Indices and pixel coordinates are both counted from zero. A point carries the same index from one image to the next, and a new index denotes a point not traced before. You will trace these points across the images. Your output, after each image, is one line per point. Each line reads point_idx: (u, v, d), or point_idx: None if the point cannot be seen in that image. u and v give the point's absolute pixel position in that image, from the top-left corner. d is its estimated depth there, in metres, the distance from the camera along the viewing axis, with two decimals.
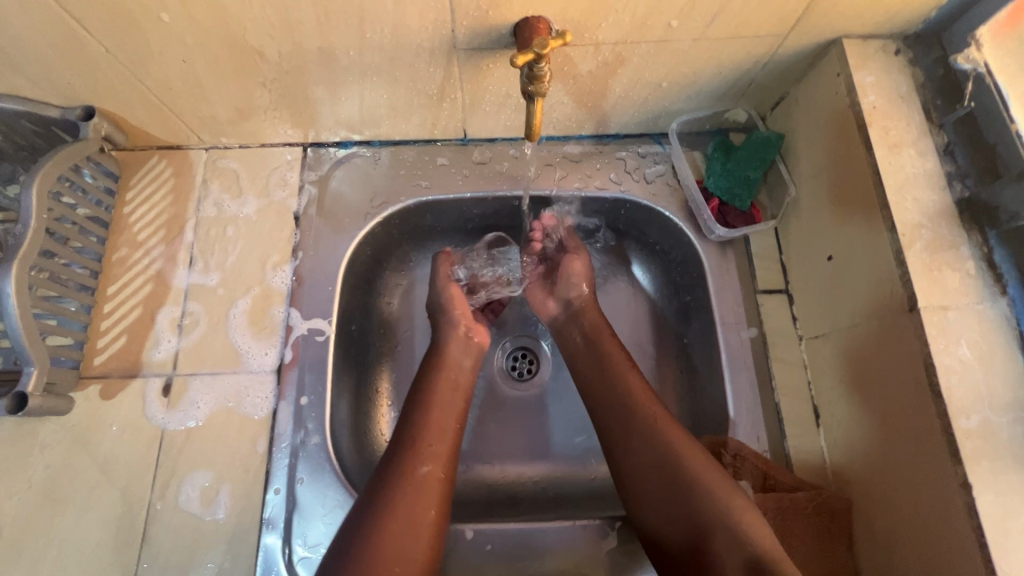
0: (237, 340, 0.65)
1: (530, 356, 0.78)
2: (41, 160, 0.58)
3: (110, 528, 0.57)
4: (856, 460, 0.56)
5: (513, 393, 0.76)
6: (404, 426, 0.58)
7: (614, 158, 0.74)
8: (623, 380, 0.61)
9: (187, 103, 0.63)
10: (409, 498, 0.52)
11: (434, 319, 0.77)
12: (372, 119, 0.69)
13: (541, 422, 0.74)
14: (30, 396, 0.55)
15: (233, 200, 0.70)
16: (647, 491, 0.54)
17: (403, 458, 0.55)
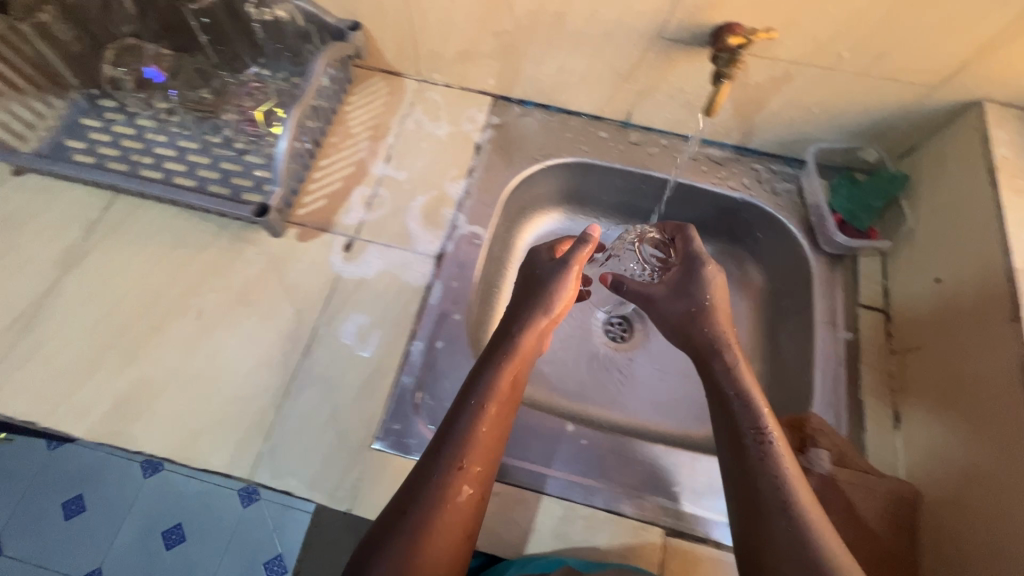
0: (411, 226, 0.77)
1: (625, 325, 0.92)
2: (325, 50, 0.76)
3: (282, 336, 0.69)
4: (932, 455, 0.62)
5: (605, 353, 0.89)
6: (428, 478, 0.52)
7: (748, 167, 0.85)
8: (770, 470, 0.53)
9: (429, 37, 0.80)
10: (446, 524, 0.50)
11: None
12: (560, 86, 0.83)
13: (626, 375, 0.87)
14: (271, 209, 0.70)
15: (431, 122, 0.86)
16: (774, 520, 0.51)
17: (445, 478, 0.52)
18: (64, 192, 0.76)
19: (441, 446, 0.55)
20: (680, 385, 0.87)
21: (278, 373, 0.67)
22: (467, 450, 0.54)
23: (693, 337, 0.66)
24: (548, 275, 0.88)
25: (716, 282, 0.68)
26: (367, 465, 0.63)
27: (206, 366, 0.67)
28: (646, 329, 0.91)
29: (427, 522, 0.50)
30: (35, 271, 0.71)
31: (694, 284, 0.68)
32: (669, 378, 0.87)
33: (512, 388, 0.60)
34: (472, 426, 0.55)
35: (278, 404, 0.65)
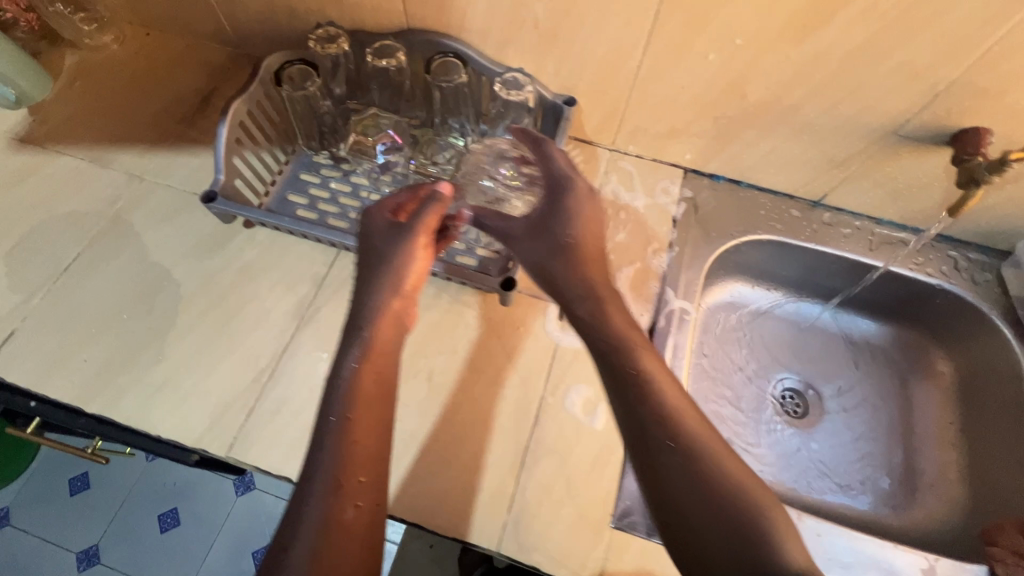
0: (621, 298, 0.79)
1: (800, 398, 0.92)
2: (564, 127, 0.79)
3: (511, 404, 0.71)
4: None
5: (781, 425, 0.90)
6: (290, 503, 0.49)
7: (944, 253, 0.85)
8: (694, 453, 0.49)
9: (641, 115, 0.83)
10: (343, 549, 0.48)
11: (730, 341, 0.94)
12: (761, 166, 0.85)
13: (807, 450, 0.88)
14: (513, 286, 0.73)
15: (628, 192, 0.88)
16: (677, 482, 0.48)
17: (330, 498, 0.49)
18: (293, 247, 0.81)
19: (315, 464, 0.51)
20: (866, 465, 0.86)
21: (511, 443, 0.69)
22: (322, 464, 0.50)
23: (580, 284, 0.62)
24: (725, 350, 0.93)
25: (579, 214, 0.66)
26: (608, 545, 0.64)
27: (443, 430, 0.69)
28: (822, 404, 0.92)
29: (327, 555, 0.47)
30: (274, 325, 0.75)
31: (551, 221, 0.66)
32: (852, 455, 0.87)
33: (380, 384, 0.57)
34: (336, 444, 0.51)
35: (514, 473, 0.67)
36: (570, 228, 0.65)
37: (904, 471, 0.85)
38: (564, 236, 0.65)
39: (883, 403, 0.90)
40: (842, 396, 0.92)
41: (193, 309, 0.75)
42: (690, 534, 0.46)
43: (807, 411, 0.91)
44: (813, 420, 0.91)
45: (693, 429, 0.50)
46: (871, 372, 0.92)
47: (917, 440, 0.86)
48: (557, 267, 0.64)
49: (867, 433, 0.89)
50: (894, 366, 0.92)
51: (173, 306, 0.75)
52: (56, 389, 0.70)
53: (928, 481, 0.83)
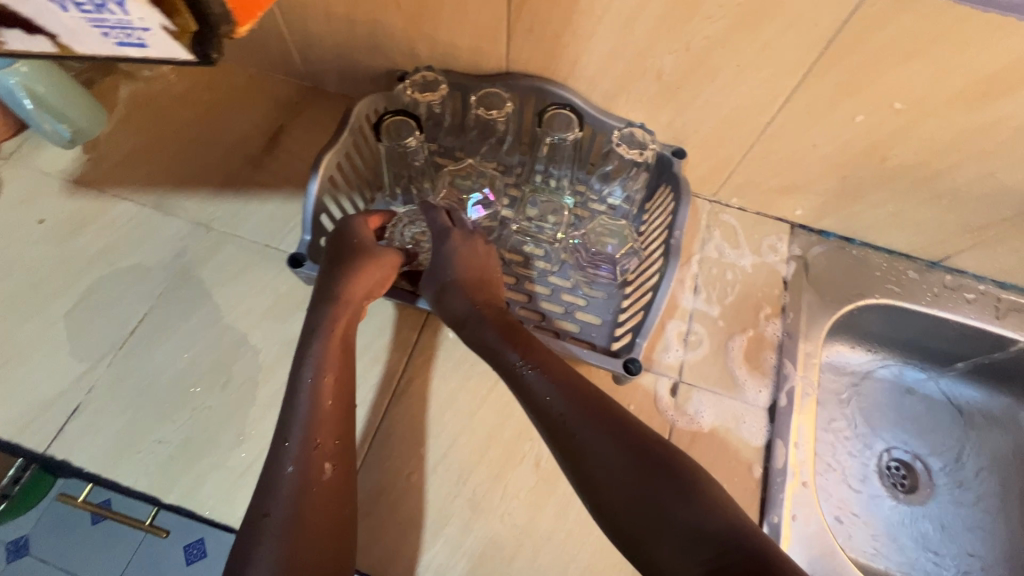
0: (736, 371, 0.73)
1: (907, 473, 0.84)
2: (683, 189, 0.71)
3: None
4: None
5: (890, 505, 0.82)
6: (294, 466, 0.52)
7: None
8: (563, 415, 0.52)
9: (757, 170, 0.76)
10: (310, 504, 0.51)
11: (831, 408, 0.86)
12: (880, 225, 0.79)
13: (919, 535, 0.81)
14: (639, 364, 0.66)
15: (733, 249, 0.82)
16: (595, 465, 0.48)
17: (301, 455, 0.53)
18: (377, 309, 0.74)
19: (286, 426, 0.55)
20: (979, 550, 0.80)
21: None
22: (304, 426, 0.55)
23: (479, 293, 0.65)
24: (833, 413, 0.86)
25: (456, 253, 0.68)
26: None
27: (556, 526, 0.63)
28: (932, 481, 0.84)
29: (297, 506, 0.50)
30: (362, 400, 0.68)
31: (439, 246, 0.68)
32: (966, 539, 0.81)
33: (345, 349, 0.62)
34: (313, 399, 0.56)
35: None
36: (470, 268, 0.67)
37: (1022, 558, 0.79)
38: (446, 275, 0.67)
39: (1005, 479, 0.83)
40: (952, 472, 0.84)
41: (272, 383, 0.68)
42: (660, 532, 0.43)
43: (915, 488, 0.83)
44: (924, 500, 0.83)
45: (573, 393, 0.53)
46: (982, 446, 0.85)
47: None
48: (449, 300, 0.65)
49: (980, 514, 0.82)
50: (1009, 439, 0.84)
51: (251, 379, 0.68)
52: (127, 476, 0.63)
53: None
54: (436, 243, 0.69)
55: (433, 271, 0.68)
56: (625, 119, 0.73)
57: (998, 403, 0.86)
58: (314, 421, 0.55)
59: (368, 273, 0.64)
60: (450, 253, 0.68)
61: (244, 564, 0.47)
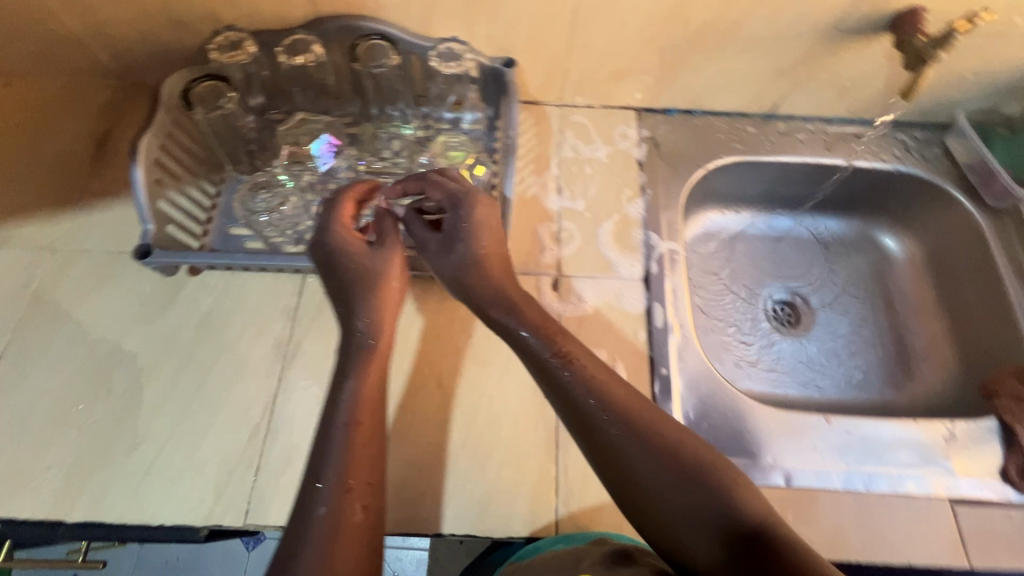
0: (608, 253, 0.77)
1: (788, 308, 0.93)
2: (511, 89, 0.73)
3: (530, 388, 0.69)
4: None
5: (779, 339, 0.90)
6: (323, 510, 0.48)
7: (894, 138, 0.88)
8: (584, 387, 0.53)
9: (585, 61, 0.79)
10: (342, 548, 0.46)
11: (712, 270, 0.93)
12: (710, 90, 0.84)
13: (807, 357, 0.89)
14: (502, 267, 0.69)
15: (587, 145, 0.85)
16: (606, 437, 0.50)
17: (333, 499, 0.48)
18: (252, 284, 0.73)
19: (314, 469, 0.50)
20: (863, 356, 0.88)
21: (540, 426, 0.67)
22: (343, 461, 0.50)
23: (476, 276, 0.62)
24: (714, 274, 0.93)
25: (479, 223, 0.63)
26: None
27: (468, 433, 0.66)
28: (809, 309, 0.93)
29: (329, 548, 0.45)
30: (256, 372, 0.68)
31: (466, 224, 0.63)
32: (851, 350, 0.89)
33: (383, 367, 0.58)
34: (345, 444, 0.51)
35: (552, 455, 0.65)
36: (493, 242, 0.64)
37: (899, 352, 0.88)
38: (473, 249, 0.63)
39: (869, 292, 0.93)
40: (826, 297, 0.93)
41: (158, 380, 0.67)
42: (679, 518, 0.45)
43: (797, 319, 0.92)
44: (806, 327, 0.91)
45: (589, 374, 0.54)
46: (847, 268, 0.94)
47: (903, 320, 0.89)
48: (472, 277, 0.62)
49: (856, 326, 0.91)
50: (865, 257, 0.94)
51: (135, 383, 0.67)
52: (23, 510, 0.61)
53: (920, 357, 0.86)
54: (455, 210, 0.64)
55: (314, 240, 0.63)
56: (429, 37, 0.73)
57: (852, 228, 0.95)
58: (348, 461, 0.51)
59: (344, 251, 0.62)
60: (470, 228, 0.63)
61: None
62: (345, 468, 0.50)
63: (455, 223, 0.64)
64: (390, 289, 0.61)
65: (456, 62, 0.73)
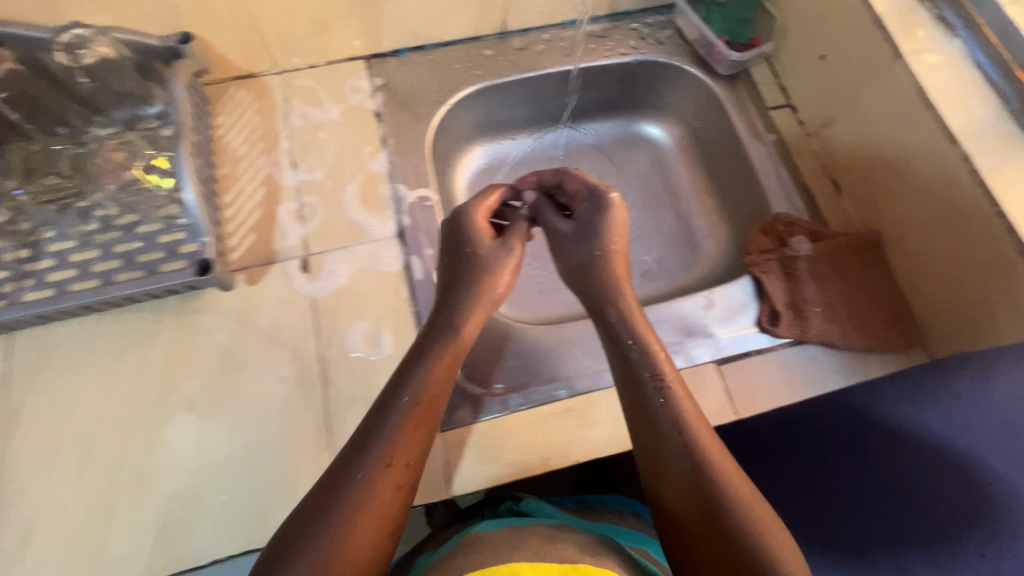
0: (356, 218, 0.73)
1: None
2: (172, 69, 0.67)
3: (291, 382, 0.64)
4: (875, 185, 0.73)
5: None
6: (357, 474, 0.49)
7: (629, 29, 0.88)
8: (659, 392, 0.55)
9: (273, 17, 0.71)
10: (365, 517, 0.47)
11: None
12: (427, 20, 0.79)
13: None
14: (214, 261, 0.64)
15: (316, 109, 0.79)
16: (672, 426, 0.53)
17: (370, 471, 0.49)
18: None
19: (365, 432, 0.52)
20: (658, 246, 0.89)
21: (309, 417, 0.63)
22: (388, 442, 0.51)
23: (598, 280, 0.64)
24: None
25: (615, 217, 0.66)
26: (444, 452, 0.62)
27: (230, 448, 0.61)
28: None
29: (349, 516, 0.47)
30: None
31: (600, 224, 0.66)
32: (647, 245, 0.89)
33: (449, 375, 0.57)
34: (389, 414, 0.52)
35: (326, 442, 0.62)
36: (621, 231, 0.66)
37: (687, 234, 0.89)
38: (609, 241, 0.66)
39: (653, 184, 0.93)
40: None
41: None
42: (668, 473, 0.52)
43: None
44: None
45: (673, 393, 0.55)
46: (628, 167, 0.94)
47: (684, 202, 0.91)
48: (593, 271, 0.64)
49: (647, 220, 0.90)
50: (640, 151, 0.94)
51: None
52: None
53: (704, 232, 0.88)
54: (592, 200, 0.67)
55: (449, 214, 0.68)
56: (51, 26, 0.63)
57: (622, 126, 0.95)
58: (360, 431, 0.52)
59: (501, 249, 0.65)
60: (603, 203, 0.67)
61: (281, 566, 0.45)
62: (359, 435, 0.51)
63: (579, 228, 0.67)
64: (495, 282, 0.64)
65: (87, 49, 0.64)
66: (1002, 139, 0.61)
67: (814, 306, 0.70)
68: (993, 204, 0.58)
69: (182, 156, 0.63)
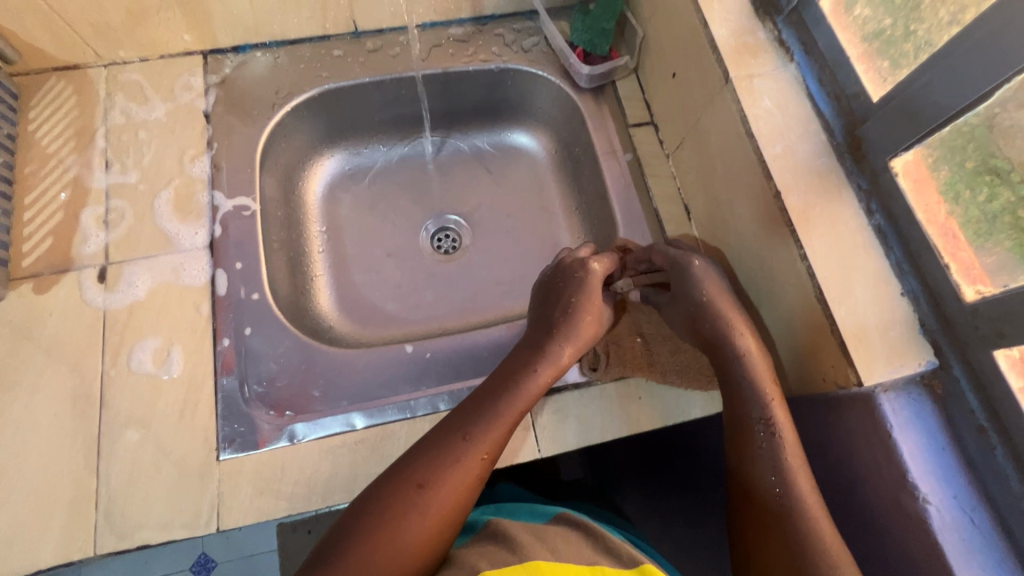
0: (166, 226, 0.69)
1: (453, 235, 0.87)
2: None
3: (66, 401, 0.60)
4: (715, 213, 0.69)
5: (437, 268, 0.84)
6: (431, 463, 0.52)
7: (493, 35, 0.83)
8: (764, 417, 0.55)
9: (76, 7, 0.66)
10: (443, 505, 0.50)
11: (357, 215, 0.85)
12: (264, 15, 0.75)
13: (466, 281, 0.83)
14: None
15: (141, 107, 0.74)
16: (766, 445, 0.54)
17: (468, 460, 0.52)
18: None
19: (468, 420, 0.55)
20: (519, 262, 0.84)
21: (79, 439, 0.59)
22: (484, 435, 0.54)
23: (705, 325, 0.61)
24: (360, 217, 0.85)
25: (703, 278, 0.62)
26: (219, 482, 0.58)
27: None
28: (468, 228, 0.87)
29: (426, 499, 0.50)
30: None
31: (695, 287, 0.62)
32: (510, 260, 0.85)
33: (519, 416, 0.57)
34: (495, 410, 0.55)
35: (94, 468, 0.58)
36: (716, 292, 0.62)
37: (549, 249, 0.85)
38: (699, 294, 0.61)
39: (523, 195, 0.89)
40: (482, 211, 0.88)
41: None
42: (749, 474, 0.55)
43: (459, 244, 0.86)
44: (467, 249, 0.85)
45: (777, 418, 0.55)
46: (500, 176, 0.90)
47: (552, 216, 0.87)
48: (705, 313, 0.61)
49: (512, 234, 0.86)
50: (510, 161, 0.90)
51: None
52: None
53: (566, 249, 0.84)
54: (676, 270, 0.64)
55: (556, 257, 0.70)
56: None
57: (494, 135, 0.90)
58: (454, 424, 0.55)
59: (579, 300, 0.64)
60: (690, 278, 0.63)
61: (346, 547, 0.47)
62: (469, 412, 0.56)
63: (676, 288, 0.64)
64: (588, 324, 0.64)
65: None
66: (816, 176, 0.57)
67: (633, 337, 0.69)
68: (798, 245, 0.55)
69: None
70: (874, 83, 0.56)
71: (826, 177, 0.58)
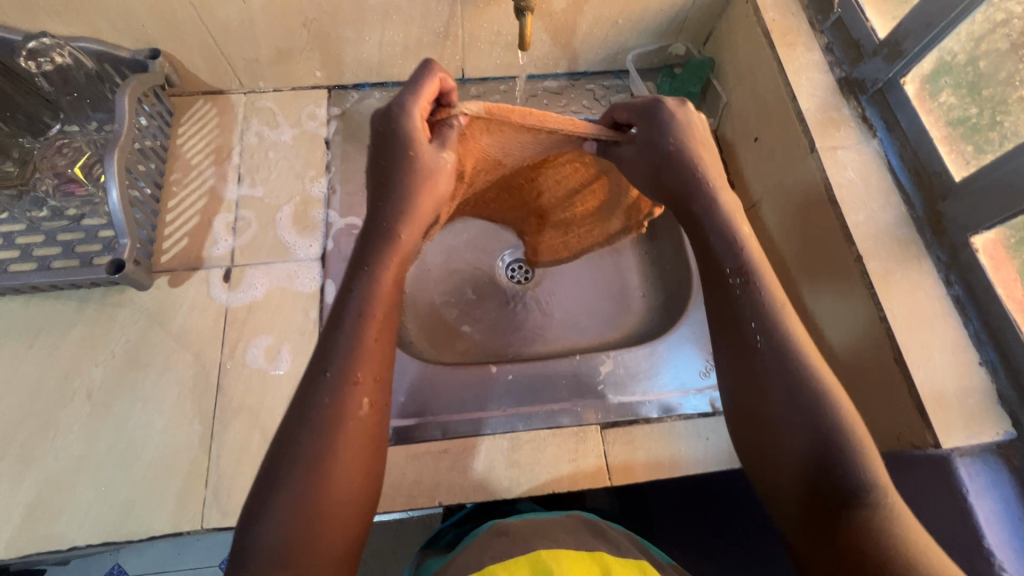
0: (285, 237, 0.77)
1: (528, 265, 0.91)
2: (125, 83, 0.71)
3: (187, 384, 0.67)
4: (795, 268, 0.73)
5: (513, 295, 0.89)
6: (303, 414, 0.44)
7: (585, 89, 0.91)
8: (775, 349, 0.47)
9: (236, 45, 0.77)
10: (349, 445, 0.44)
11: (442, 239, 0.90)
12: (388, 60, 0.84)
13: (540, 311, 0.87)
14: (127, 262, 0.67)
15: (272, 130, 0.84)
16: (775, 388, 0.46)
17: (344, 393, 0.45)
18: None
19: (328, 353, 0.47)
20: (592, 296, 0.88)
21: (196, 421, 0.65)
22: (354, 361, 0.46)
23: (686, 195, 0.54)
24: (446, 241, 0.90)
25: (678, 126, 0.55)
26: None
27: (114, 441, 0.64)
28: None
29: (309, 454, 0.43)
30: None
31: (664, 136, 0.55)
32: (582, 294, 0.89)
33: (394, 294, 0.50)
34: (357, 325, 0.47)
35: (207, 448, 0.64)
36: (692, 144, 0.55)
37: (621, 287, 0.89)
38: (668, 143, 0.55)
39: None
40: None
41: None
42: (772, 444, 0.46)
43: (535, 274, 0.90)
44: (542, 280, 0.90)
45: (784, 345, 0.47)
46: None
47: (626, 256, 0.91)
48: (680, 178, 0.54)
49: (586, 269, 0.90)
50: None
51: None
52: None
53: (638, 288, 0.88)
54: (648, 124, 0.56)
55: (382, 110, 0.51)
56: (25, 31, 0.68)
57: None
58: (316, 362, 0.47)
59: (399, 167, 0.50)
60: (660, 125, 0.55)
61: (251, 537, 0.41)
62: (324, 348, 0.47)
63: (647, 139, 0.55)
64: (435, 181, 0.51)
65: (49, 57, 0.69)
66: (896, 244, 0.61)
67: None
68: (879, 308, 0.59)
69: (112, 163, 0.67)
70: (956, 164, 0.61)
71: (906, 247, 0.61)
